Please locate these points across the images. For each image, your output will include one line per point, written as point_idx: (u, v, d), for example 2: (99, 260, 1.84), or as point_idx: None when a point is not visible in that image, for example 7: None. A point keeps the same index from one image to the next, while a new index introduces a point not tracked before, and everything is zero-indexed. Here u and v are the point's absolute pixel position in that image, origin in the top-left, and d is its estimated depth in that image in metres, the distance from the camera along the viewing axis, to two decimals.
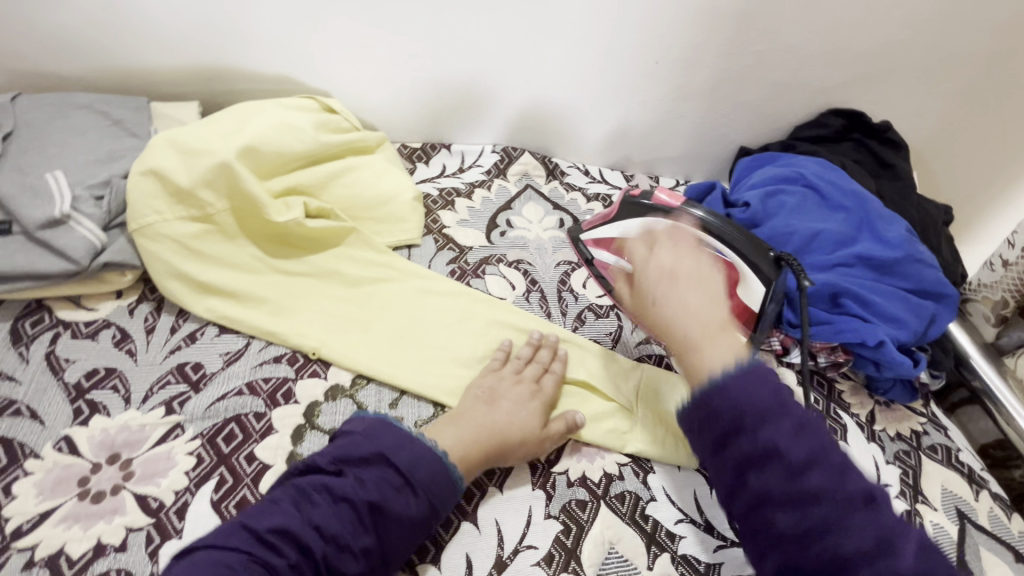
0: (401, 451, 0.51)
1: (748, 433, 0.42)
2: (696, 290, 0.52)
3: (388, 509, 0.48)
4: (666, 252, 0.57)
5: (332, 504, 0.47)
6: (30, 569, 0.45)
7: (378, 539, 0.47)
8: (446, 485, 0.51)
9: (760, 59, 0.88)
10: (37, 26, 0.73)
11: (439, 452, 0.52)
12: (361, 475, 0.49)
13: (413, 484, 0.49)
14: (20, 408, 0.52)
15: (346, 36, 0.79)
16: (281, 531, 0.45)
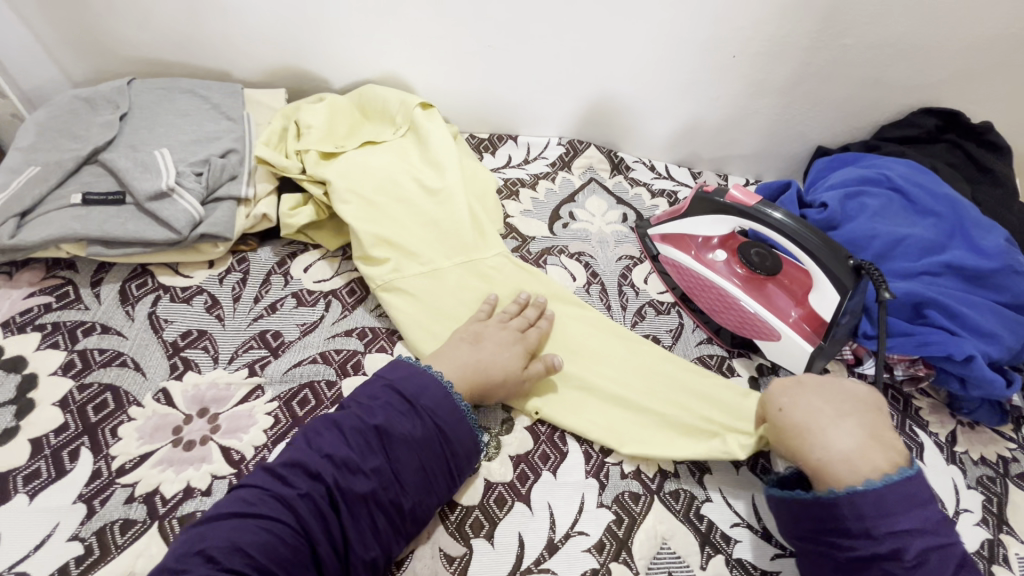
0: (410, 381, 0.54)
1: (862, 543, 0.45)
2: (844, 423, 0.50)
3: (395, 429, 0.50)
4: (795, 379, 0.56)
5: (336, 433, 0.50)
6: (131, 503, 0.49)
7: (391, 461, 0.49)
8: (453, 410, 0.53)
9: (848, 53, 0.84)
10: (151, 18, 0.80)
11: (443, 377, 0.55)
12: (370, 403, 0.52)
13: (419, 408, 0.52)
14: (126, 360, 0.57)
15: (424, 30, 0.81)
16: (292, 464, 0.47)
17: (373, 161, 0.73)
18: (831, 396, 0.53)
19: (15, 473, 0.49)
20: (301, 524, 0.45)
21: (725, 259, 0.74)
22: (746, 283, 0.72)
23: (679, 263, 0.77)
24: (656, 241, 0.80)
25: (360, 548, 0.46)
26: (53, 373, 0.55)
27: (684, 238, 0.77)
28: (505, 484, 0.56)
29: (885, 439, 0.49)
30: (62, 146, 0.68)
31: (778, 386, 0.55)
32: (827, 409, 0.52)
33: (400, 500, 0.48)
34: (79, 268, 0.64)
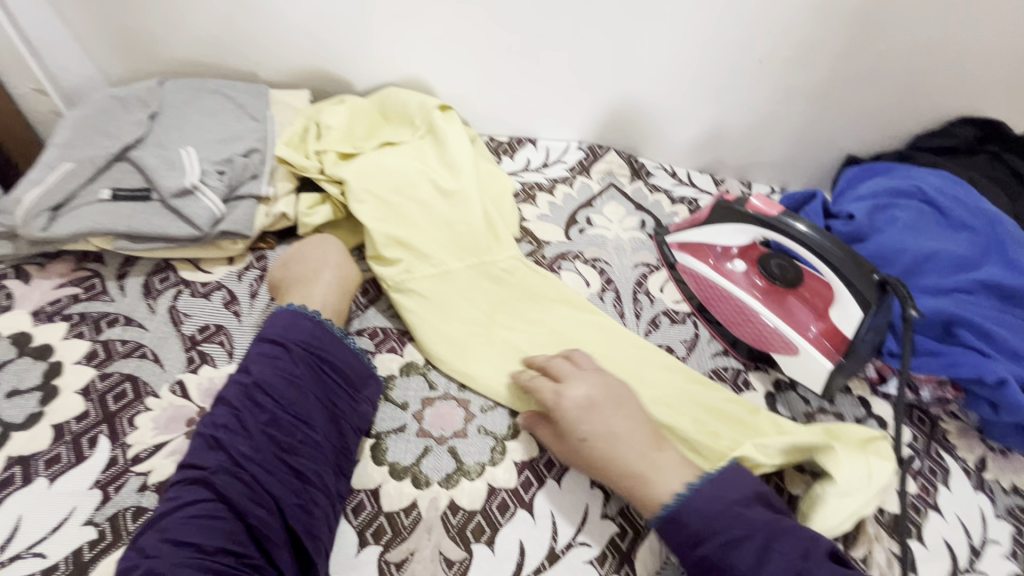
0: (274, 327, 0.56)
1: (714, 562, 0.47)
2: (627, 435, 0.53)
3: (270, 377, 0.51)
4: (585, 388, 0.56)
5: (223, 404, 0.50)
6: (144, 492, 0.50)
7: (283, 407, 0.51)
8: (327, 339, 0.57)
9: (881, 59, 0.81)
10: (184, 20, 0.83)
11: (310, 315, 0.57)
12: (244, 362, 0.53)
13: (290, 347, 0.54)
14: (146, 352, 0.59)
15: (447, 32, 0.82)
16: (198, 447, 0.48)
17: (390, 163, 0.73)
18: (624, 412, 0.55)
19: (36, 457, 0.51)
20: (221, 496, 0.45)
21: (744, 270, 0.73)
22: (765, 296, 0.71)
23: (697, 272, 0.75)
24: (674, 249, 0.78)
25: (290, 494, 0.47)
26: (77, 362, 0.57)
27: (703, 247, 0.75)
28: (509, 491, 0.55)
29: (666, 449, 0.54)
30: (95, 143, 0.70)
31: (583, 402, 0.55)
32: (624, 426, 0.54)
33: (309, 437, 0.51)
34: (106, 261, 0.66)
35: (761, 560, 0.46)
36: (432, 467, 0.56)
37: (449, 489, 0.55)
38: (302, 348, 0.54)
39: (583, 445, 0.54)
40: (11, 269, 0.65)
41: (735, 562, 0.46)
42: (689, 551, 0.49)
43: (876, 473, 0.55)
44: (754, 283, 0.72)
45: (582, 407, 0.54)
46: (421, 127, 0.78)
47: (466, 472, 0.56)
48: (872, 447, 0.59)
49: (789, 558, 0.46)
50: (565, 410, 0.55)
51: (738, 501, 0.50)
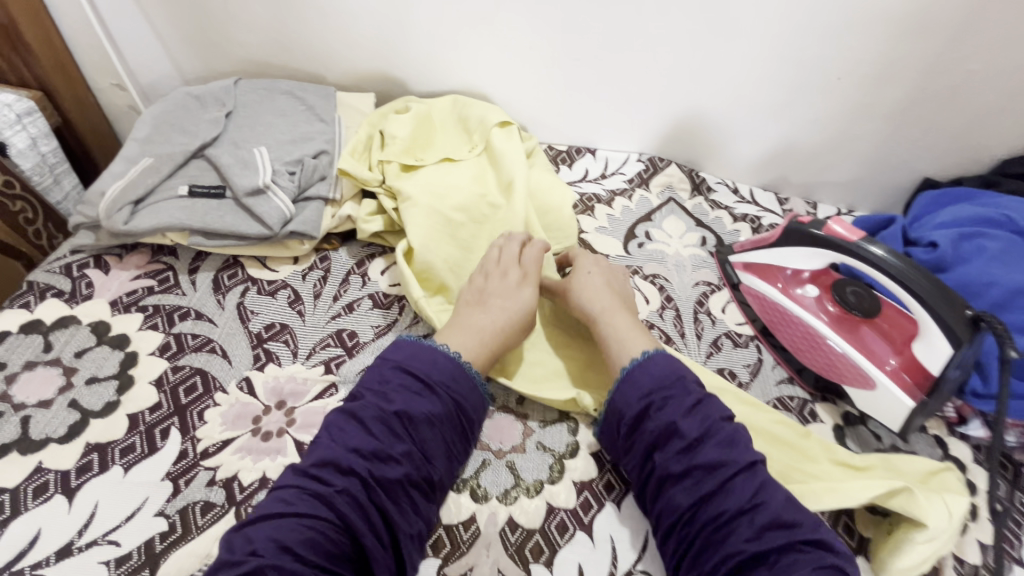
0: (417, 359, 0.54)
1: (652, 411, 0.52)
2: (614, 288, 0.65)
3: (414, 411, 0.50)
4: (602, 258, 0.69)
5: (355, 426, 0.49)
6: (212, 487, 0.51)
7: (416, 442, 0.50)
8: (466, 380, 0.55)
9: (972, 78, 0.77)
10: (260, 23, 0.85)
11: (452, 352, 0.55)
12: (382, 388, 0.52)
13: (434, 385, 0.53)
14: (215, 347, 0.60)
15: (515, 39, 0.81)
16: (322, 464, 0.47)
17: (441, 182, 0.73)
18: (620, 282, 0.67)
19: (112, 445, 0.52)
20: (341, 518, 0.45)
21: (816, 296, 0.70)
22: (839, 326, 0.68)
23: (762, 294, 0.73)
24: (738, 269, 0.76)
25: (406, 525, 0.47)
26: (152, 353, 0.59)
27: (772, 269, 0.72)
28: (568, 511, 0.54)
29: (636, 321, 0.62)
30: (174, 140, 0.73)
31: (585, 285, 0.64)
32: (614, 302, 0.62)
33: (431, 475, 0.50)
34: (179, 255, 0.68)
35: (689, 412, 0.51)
36: (492, 481, 0.55)
37: (508, 505, 0.54)
38: (442, 387, 0.53)
39: (584, 275, 0.65)
40: (90, 258, 0.67)
41: (667, 413, 0.51)
42: (633, 399, 0.53)
43: (956, 511, 0.53)
44: (827, 309, 0.69)
45: (599, 261, 0.67)
46: (479, 143, 0.78)
47: (526, 488, 0.55)
48: (936, 480, 0.57)
49: (709, 418, 0.50)
50: (583, 258, 0.68)
51: (679, 375, 0.54)
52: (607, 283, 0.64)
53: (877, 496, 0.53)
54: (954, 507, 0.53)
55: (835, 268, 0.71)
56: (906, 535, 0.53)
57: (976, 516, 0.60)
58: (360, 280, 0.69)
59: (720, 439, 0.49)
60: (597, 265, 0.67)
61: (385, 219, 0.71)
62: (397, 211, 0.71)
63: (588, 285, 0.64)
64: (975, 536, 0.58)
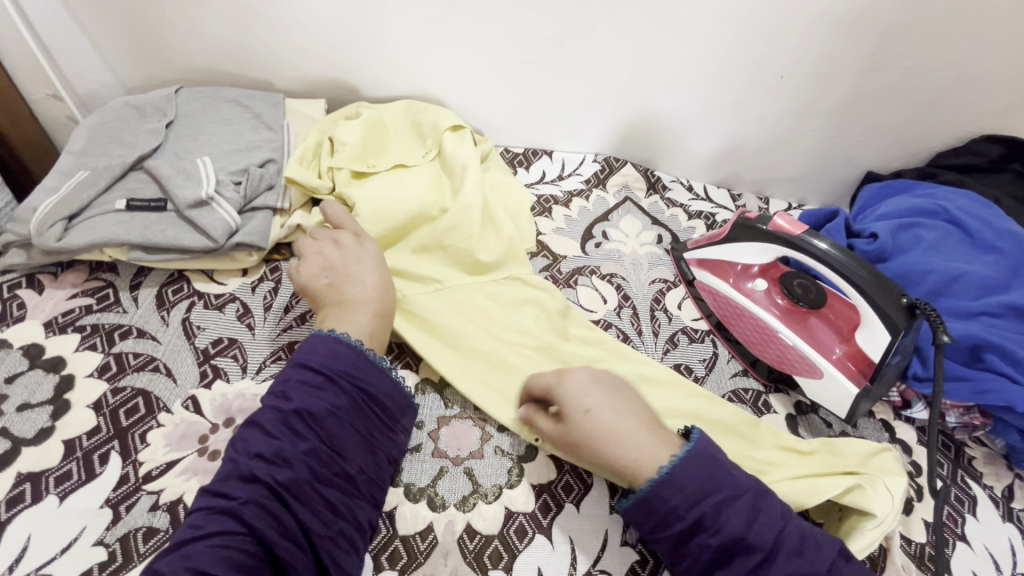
0: (314, 354, 0.53)
1: (708, 522, 0.45)
2: (624, 406, 0.51)
3: (315, 407, 0.49)
4: (586, 371, 0.54)
5: (258, 431, 0.48)
6: (155, 511, 0.49)
7: (321, 437, 0.49)
8: (368, 370, 0.54)
9: (906, 76, 0.80)
10: (203, 29, 0.82)
11: (349, 340, 0.55)
12: (282, 389, 0.51)
13: (334, 377, 0.52)
14: (158, 365, 0.58)
15: (465, 44, 0.81)
16: (230, 478, 0.45)
17: (391, 190, 0.72)
18: (621, 394, 0.52)
19: (46, 474, 0.50)
20: (250, 529, 0.43)
21: (765, 289, 0.72)
22: (788, 316, 0.70)
23: (716, 289, 0.74)
24: (692, 265, 0.78)
25: (321, 525, 0.46)
26: (90, 375, 0.57)
27: (723, 264, 0.74)
28: (527, 515, 0.54)
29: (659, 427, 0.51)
30: (110, 152, 0.70)
31: (596, 430, 0.49)
32: (629, 424, 0.50)
33: (346, 470, 0.49)
34: (120, 272, 0.66)
35: (753, 520, 0.45)
36: (449, 489, 0.55)
37: (466, 512, 0.53)
38: (342, 377, 0.52)
39: (584, 415, 0.50)
40: (23, 278, 0.64)
41: (728, 523, 0.45)
42: (685, 510, 0.45)
43: (897, 492, 0.54)
44: (776, 302, 0.71)
45: (590, 384, 0.52)
46: (432, 147, 0.77)
47: (484, 494, 0.55)
48: (876, 462, 0.59)
49: (772, 520, 0.45)
50: (569, 388, 0.52)
51: (721, 464, 0.47)
52: (618, 407, 0.51)
53: (830, 496, 0.54)
54: (895, 487, 0.55)
55: (784, 261, 0.74)
56: (856, 523, 0.54)
57: (921, 496, 0.62)
58: None
59: (792, 547, 0.45)
60: (587, 390, 0.51)
61: None
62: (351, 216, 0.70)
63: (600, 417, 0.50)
64: (920, 515, 0.60)
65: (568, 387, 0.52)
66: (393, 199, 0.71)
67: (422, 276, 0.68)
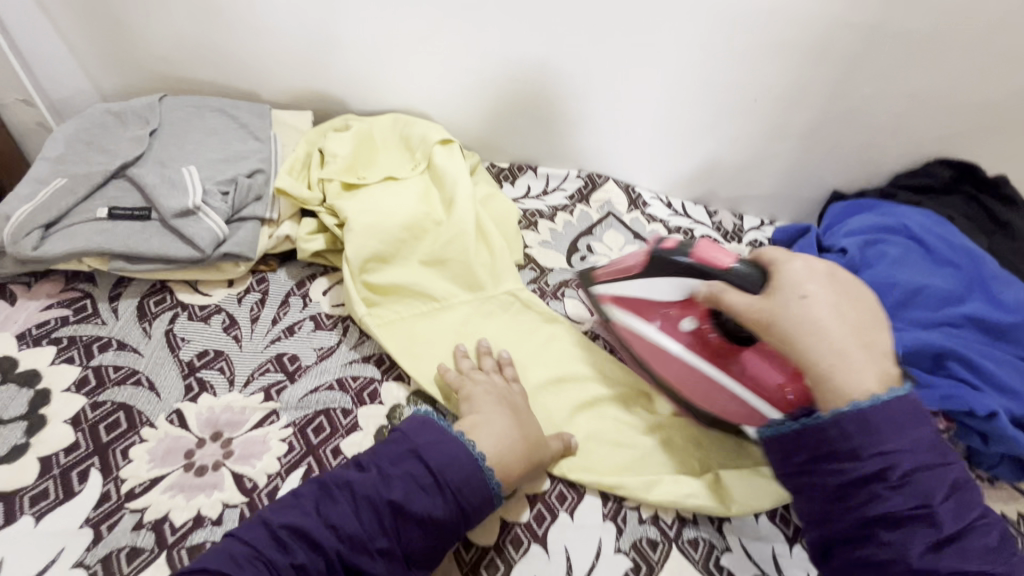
0: (435, 450, 0.50)
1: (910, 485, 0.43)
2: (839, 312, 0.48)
3: (412, 507, 0.47)
4: (806, 263, 0.52)
5: (348, 501, 0.47)
6: (139, 530, 0.47)
7: (401, 541, 0.46)
8: (479, 485, 0.49)
9: (868, 102, 0.86)
10: (190, 38, 0.82)
11: (472, 446, 0.51)
12: (389, 474, 0.48)
13: (444, 484, 0.48)
14: (141, 379, 0.56)
15: (454, 58, 0.83)
16: (294, 527, 0.45)
17: (381, 203, 0.72)
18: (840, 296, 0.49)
19: (21, 494, 0.48)
20: None
21: (694, 328, 0.60)
22: (721, 351, 0.59)
23: (638, 335, 0.63)
24: (607, 302, 0.66)
25: None
26: (67, 389, 0.54)
27: (643, 301, 0.63)
28: (522, 525, 0.54)
29: (876, 352, 0.47)
30: (90, 160, 0.68)
31: (800, 321, 0.48)
32: (841, 330, 0.47)
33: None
34: (98, 282, 0.64)
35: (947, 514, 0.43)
36: None
37: None
38: (450, 491, 0.48)
39: (801, 299, 0.49)
40: None
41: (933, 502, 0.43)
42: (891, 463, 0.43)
43: None
44: (705, 340, 0.60)
45: (813, 266, 0.52)
46: (421, 160, 0.78)
47: None
48: None
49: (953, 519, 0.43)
50: (788, 272, 0.51)
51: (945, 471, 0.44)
52: (832, 305, 0.48)
53: None
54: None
55: None
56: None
57: None
58: (302, 300, 0.67)
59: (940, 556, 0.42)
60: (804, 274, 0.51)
61: (326, 238, 0.70)
62: (341, 228, 0.70)
63: (784, 294, 0.50)
64: None
65: (781, 275, 0.51)
66: (383, 213, 0.71)
67: (418, 291, 0.68)
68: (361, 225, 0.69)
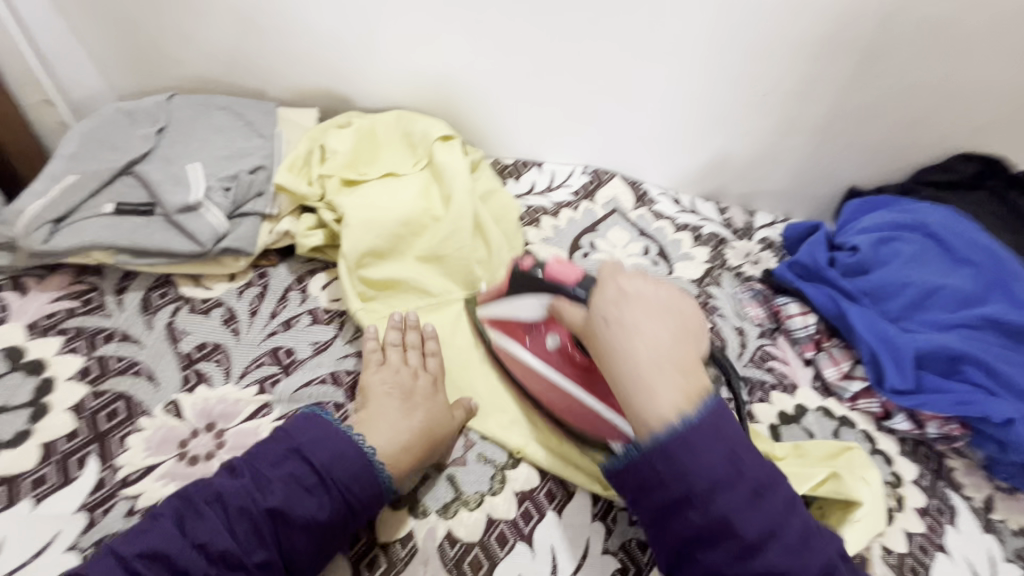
0: (316, 448, 0.50)
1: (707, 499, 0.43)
2: (648, 329, 0.49)
3: (294, 511, 0.47)
4: (620, 282, 0.52)
5: (219, 516, 0.46)
6: (132, 516, 0.49)
7: (279, 551, 0.46)
8: (367, 480, 0.50)
9: (885, 94, 0.82)
10: (201, 38, 0.84)
11: (362, 444, 0.51)
12: (262, 480, 0.48)
13: (330, 484, 0.48)
14: (141, 369, 0.58)
15: (456, 54, 0.82)
16: (152, 556, 0.44)
17: (380, 199, 0.72)
18: (652, 315, 0.50)
19: (23, 477, 0.50)
20: None
21: (559, 346, 0.59)
22: (589, 370, 0.57)
23: (513, 355, 0.62)
24: (487, 325, 0.64)
25: None
26: (70, 378, 0.56)
27: (513, 323, 0.62)
28: (508, 522, 0.54)
29: (686, 369, 0.47)
30: (101, 157, 0.70)
31: (610, 347, 0.49)
32: (647, 352, 0.47)
33: None
34: (106, 275, 0.66)
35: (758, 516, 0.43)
36: (431, 495, 0.55)
37: (447, 519, 0.53)
38: (335, 489, 0.48)
39: (604, 326, 0.50)
40: (8, 280, 0.64)
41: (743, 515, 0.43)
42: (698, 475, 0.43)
43: (871, 479, 0.60)
44: (570, 358, 0.58)
45: (623, 285, 0.52)
46: (422, 157, 0.78)
47: (466, 501, 0.55)
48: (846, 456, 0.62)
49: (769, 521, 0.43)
50: (601, 298, 0.52)
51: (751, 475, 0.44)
52: (633, 324, 0.49)
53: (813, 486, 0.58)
54: (869, 476, 0.60)
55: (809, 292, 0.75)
56: (845, 516, 0.58)
57: (901, 507, 0.63)
58: (302, 294, 0.68)
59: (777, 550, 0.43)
60: (615, 295, 0.52)
61: (325, 233, 0.70)
62: (339, 223, 0.70)
63: (598, 318, 0.51)
64: (899, 525, 0.61)
65: (595, 300, 0.52)
66: (381, 209, 0.71)
67: (415, 287, 0.69)
68: (358, 221, 0.69)
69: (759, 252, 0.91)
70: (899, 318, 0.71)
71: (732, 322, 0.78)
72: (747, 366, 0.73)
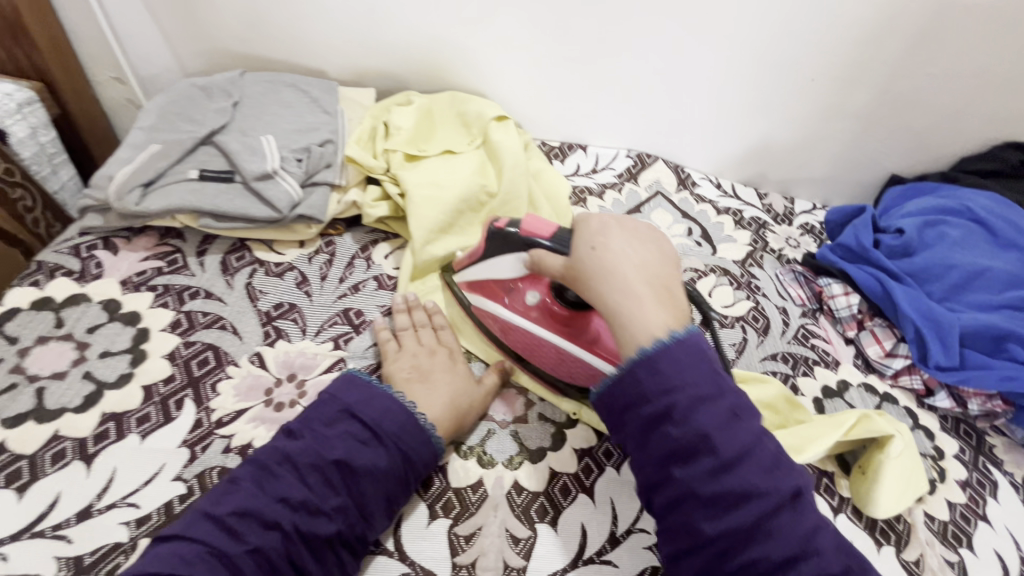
0: (367, 406, 0.52)
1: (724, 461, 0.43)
2: (634, 258, 0.50)
3: (358, 462, 0.49)
4: (598, 217, 0.53)
5: (292, 474, 0.48)
6: (228, 453, 0.53)
7: (352, 498, 0.49)
8: (416, 432, 0.52)
9: (933, 81, 0.83)
10: (267, 21, 0.87)
11: (408, 404, 0.54)
12: (324, 435, 0.50)
13: (384, 436, 0.51)
14: (225, 323, 0.62)
15: (511, 38, 0.85)
16: (242, 514, 0.45)
17: (438, 175, 0.76)
18: (635, 244, 0.51)
19: (128, 415, 0.54)
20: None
21: (537, 300, 0.61)
22: (568, 322, 0.60)
23: (497, 316, 0.64)
24: (466, 289, 0.66)
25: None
26: (163, 329, 0.61)
27: (493, 284, 0.63)
28: (570, 475, 0.57)
29: (666, 294, 0.49)
30: (180, 128, 0.74)
31: (593, 270, 0.50)
32: (632, 274, 0.49)
33: (367, 535, 0.49)
34: (187, 239, 0.70)
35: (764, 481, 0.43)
36: (497, 449, 0.58)
37: (513, 470, 0.57)
38: (391, 442, 0.51)
39: (590, 252, 0.51)
40: (99, 240, 0.68)
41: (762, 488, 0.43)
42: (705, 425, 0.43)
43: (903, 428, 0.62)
44: (551, 312, 0.60)
45: (606, 219, 0.53)
46: (477, 135, 0.81)
47: (529, 454, 0.58)
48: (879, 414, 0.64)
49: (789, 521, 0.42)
50: (582, 227, 0.53)
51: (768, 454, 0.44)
52: (616, 252, 0.50)
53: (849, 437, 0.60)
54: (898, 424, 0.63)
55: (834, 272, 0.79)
56: (881, 454, 0.60)
57: (943, 477, 0.65)
58: (367, 261, 0.72)
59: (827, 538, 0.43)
60: (600, 230, 0.52)
61: (390, 205, 0.74)
62: (402, 197, 0.73)
63: (579, 248, 0.52)
64: (942, 495, 0.63)
65: (578, 229, 0.53)
66: (441, 184, 0.74)
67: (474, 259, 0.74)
68: (422, 194, 0.72)
69: (800, 237, 0.93)
70: (945, 299, 0.73)
71: (775, 302, 0.80)
72: (791, 342, 0.76)
